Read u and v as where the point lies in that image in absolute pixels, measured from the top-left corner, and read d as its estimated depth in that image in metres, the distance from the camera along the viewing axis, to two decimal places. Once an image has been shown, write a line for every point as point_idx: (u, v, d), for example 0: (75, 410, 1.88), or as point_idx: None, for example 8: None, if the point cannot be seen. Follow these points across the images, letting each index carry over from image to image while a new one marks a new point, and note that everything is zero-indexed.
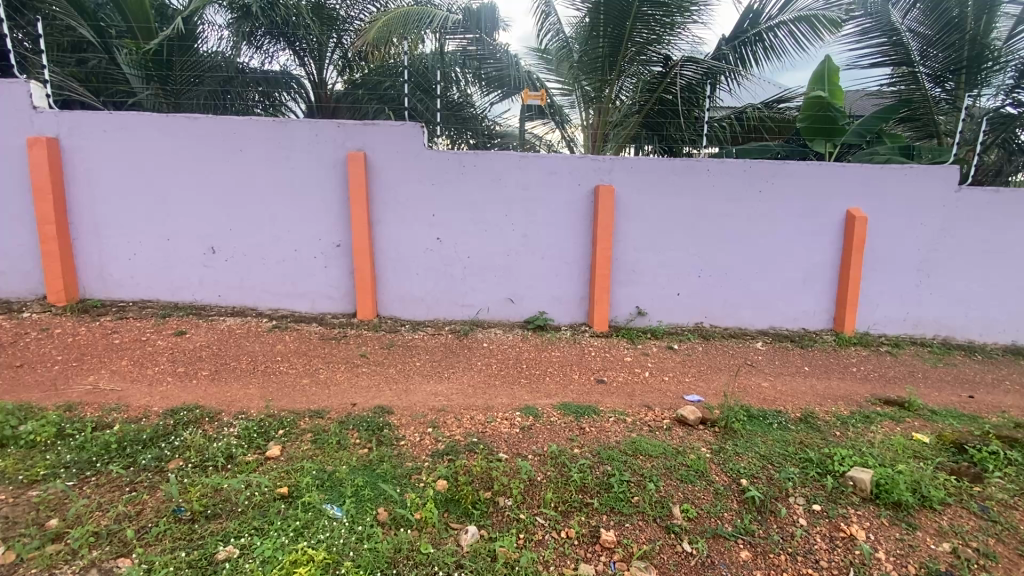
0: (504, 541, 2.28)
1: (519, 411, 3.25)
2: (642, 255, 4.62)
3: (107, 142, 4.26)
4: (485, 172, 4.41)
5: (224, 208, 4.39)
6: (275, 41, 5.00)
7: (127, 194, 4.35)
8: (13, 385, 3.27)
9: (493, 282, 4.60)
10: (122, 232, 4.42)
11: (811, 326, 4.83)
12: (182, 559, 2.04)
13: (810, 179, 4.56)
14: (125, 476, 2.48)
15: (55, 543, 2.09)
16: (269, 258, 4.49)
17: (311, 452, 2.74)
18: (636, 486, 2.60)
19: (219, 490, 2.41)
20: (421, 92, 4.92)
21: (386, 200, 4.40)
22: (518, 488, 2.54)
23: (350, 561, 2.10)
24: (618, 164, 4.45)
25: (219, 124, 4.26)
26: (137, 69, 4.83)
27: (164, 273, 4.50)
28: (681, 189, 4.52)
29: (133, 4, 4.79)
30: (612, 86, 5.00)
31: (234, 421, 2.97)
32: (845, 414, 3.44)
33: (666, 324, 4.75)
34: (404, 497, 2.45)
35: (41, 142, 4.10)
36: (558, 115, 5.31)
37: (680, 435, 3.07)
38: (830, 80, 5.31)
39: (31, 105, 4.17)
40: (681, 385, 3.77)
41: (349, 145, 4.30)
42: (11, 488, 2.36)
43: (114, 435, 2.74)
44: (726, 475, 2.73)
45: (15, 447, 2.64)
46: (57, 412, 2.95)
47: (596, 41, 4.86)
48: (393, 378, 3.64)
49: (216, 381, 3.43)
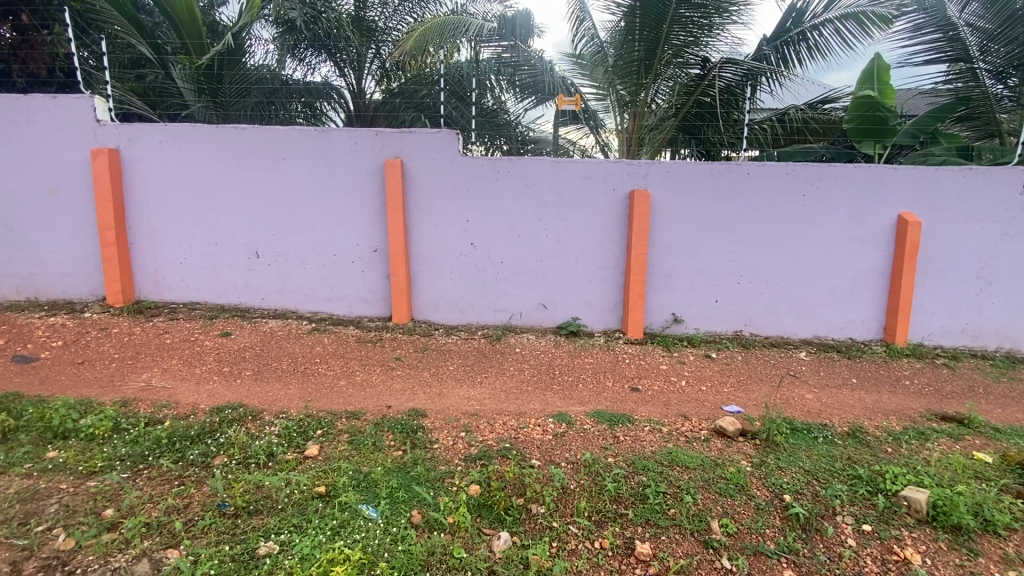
0: (537, 548, 2.26)
1: (551, 417, 3.21)
2: (678, 260, 4.52)
3: (163, 153, 4.50)
4: (518, 178, 4.42)
5: (268, 214, 4.56)
6: (317, 53, 5.16)
7: (179, 201, 4.58)
8: (75, 381, 3.49)
9: (526, 286, 4.59)
10: (175, 238, 4.65)
11: (859, 337, 4.61)
12: (226, 553, 2.12)
13: (858, 181, 4.37)
14: (175, 470, 2.60)
15: (111, 532, 2.21)
16: (309, 262, 4.63)
17: (348, 452, 2.79)
18: (672, 498, 2.54)
19: (260, 486, 2.48)
20: (456, 99, 4.90)
21: (421, 206, 4.47)
22: (551, 495, 2.52)
23: (384, 562, 2.12)
24: (653, 168, 4.37)
25: (263, 134, 4.44)
26: (191, 83, 5.01)
27: (212, 276, 4.69)
28: (720, 193, 4.41)
29: (186, 20, 4.82)
30: (648, 90, 4.94)
31: (275, 420, 3.06)
32: (898, 429, 3.25)
33: (703, 331, 4.63)
34: (437, 500, 2.47)
35: (104, 152, 4.37)
36: (593, 120, 5.30)
37: (719, 447, 2.97)
38: (880, 78, 5.10)
39: (94, 118, 4.45)
40: (719, 395, 3.65)
41: (386, 153, 4.40)
42: (71, 478, 2.52)
43: (165, 431, 2.87)
44: (768, 490, 2.63)
45: (76, 440, 2.82)
46: (113, 407, 3.12)
47: (631, 45, 4.82)
48: (427, 382, 3.67)
49: (259, 381, 3.56)
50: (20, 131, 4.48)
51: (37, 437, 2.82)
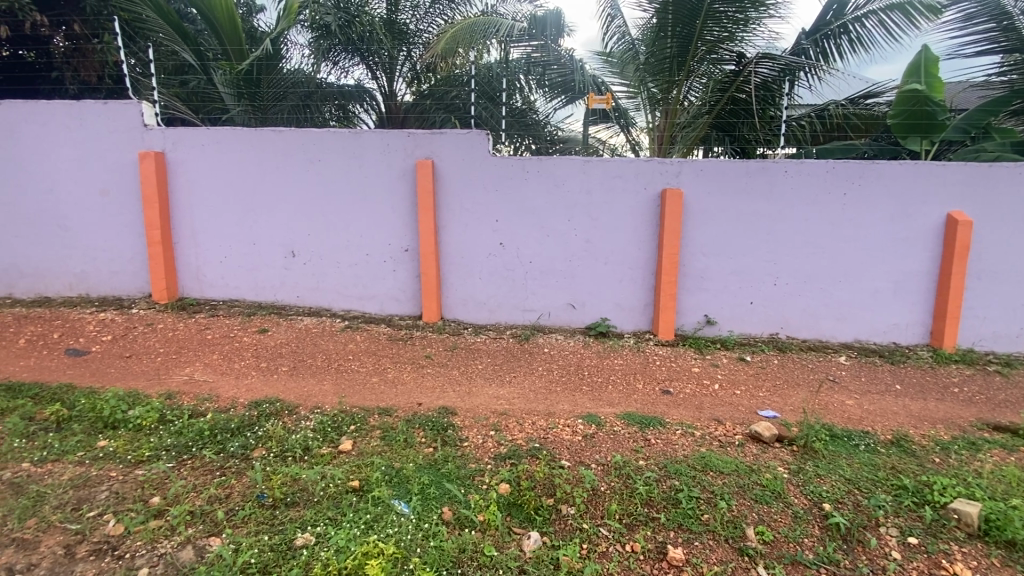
0: (567, 550, 2.25)
1: (581, 418, 3.19)
2: (711, 261, 4.43)
3: (205, 155, 4.68)
4: (548, 177, 4.41)
5: (303, 214, 4.69)
6: (350, 56, 5.26)
7: (220, 201, 4.74)
8: (124, 374, 3.66)
9: (555, 286, 4.58)
10: (215, 237, 4.82)
11: (903, 341, 4.42)
12: (265, 543, 2.19)
13: (904, 179, 4.18)
14: (216, 461, 2.69)
15: (157, 519, 2.30)
16: (343, 262, 4.73)
17: (380, 448, 2.84)
18: (706, 503, 2.49)
19: (297, 479, 2.55)
20: (486, 99, 4.95)
21: (451, 206, 4.51)
22: (581, 496, 2.50)
23: (417, 557, 2.15)
24: (686, 166, 4.29)
25: (300, 136, 4.56)
26: (231, 88, 5.19)
27: (250, 275, 4.85)
28: (756, 192, 4.30)
29: (227, 26, 5.00)
30: (680, 87, 4.86)
31: (310, 415, 3.14)
32: (946, 439, 3.10)
33: (737, 334, 4.51)
34: (468, 497, 2.48)
35: (151, 155, 4.57)
36: (623, 118, 5.25)
37: (754, 453, 2.90)
38: (928, 71, 4.87)
39: (142, 123, 4.66)
40: (754, 399, 3.55)
41: (418, 154, 4.46)
42: (120, 467, 2.64)
43: (207, 423, 2.99)
44: (807, 498, 2.55)
45: (125, 429, 2.95)
46: (159, 399, 3.26)
47: (664, 42, 4.72)
48: (456, 380, 3.71)
49: (295, 376, 3.66)
50: (74, 136, 4.72)
51: (89, 426, 2.97)
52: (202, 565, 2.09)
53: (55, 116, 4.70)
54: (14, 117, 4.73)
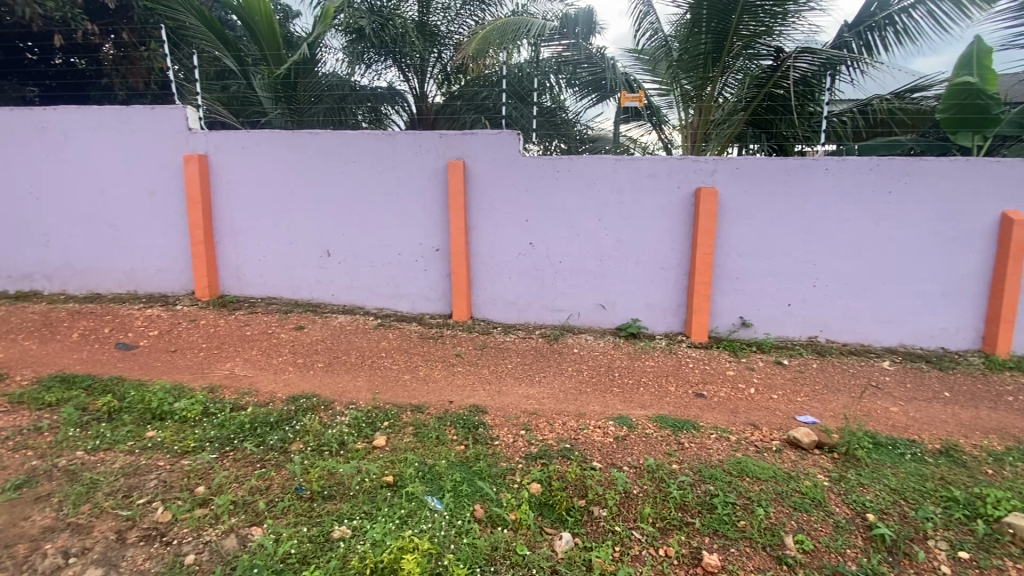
0: (600, 551, 2.24)
1: (612, 420, 3.16)
2: (747, 262, 4.32)
3: (245, 157, 4.84)
4: (579, 177, 4.39)
5: (338, 214, 4.79)
6: (383, 59, 5.35)
7: (258, 202, 4.90)
8: (170, 367, 3.83)
9: (585, 286, 4.55)
10: (255, 237, 4.97)
11: (952, 346, 4.22)
12: (304, 534, 2.25)
13: (954, 176, 3.99)
14: (256, 453, 2.78)
15: (202, 508, 2.40)
16: (375, 261, 4.82)
17: (413, 444, 2.88)
18: (742, 510, 2.43)
19: (334, 473, 2.61)
20: (517, 99, 5.03)
21: (482, 206, 4.54)
22: (613, 499, 2.48)
23: (451, 553, 2.17)
24: (721, 165, 4.20)
25: (335, 138, 4.67)
26: (269, 92, 5.36)
27: (287, 273, 4.99)
28: (795, 191, 4.17)
29: (266, 32, 5.15)
30: (715, 83, 4.75)
31: (345, 410, 3.21)
32: (1001, 450, 2.94)
33: (773, 337, 4.39)
34: (500, 496, 2.50)
35: (194, 158, 4.76)
36: (656, 116, 5.15)
37: (793, 459, 2.81)
38: (981, 63, 4.63)
39: (186, 126, 4.86)
40: (792, 404, 3.45)
41: (449, 155, 4.51)
42: (168, 456, 2.76)
43: (248, 416, 3.09)
44: (849, 507, 2.47)
45: (171, 421, 3.08)
46: (203, 392, 3.39)
47: (698, 38, 4.63)
48: (486, 379, 3.73)
49: (330, 372, 3.75)
50: (124, 139, 4.95)
51: (138, 417, 3.11)
52: (245, 553, 2.17)
53: (106, 121, 4.94)
54: (69, 123, 5.00)
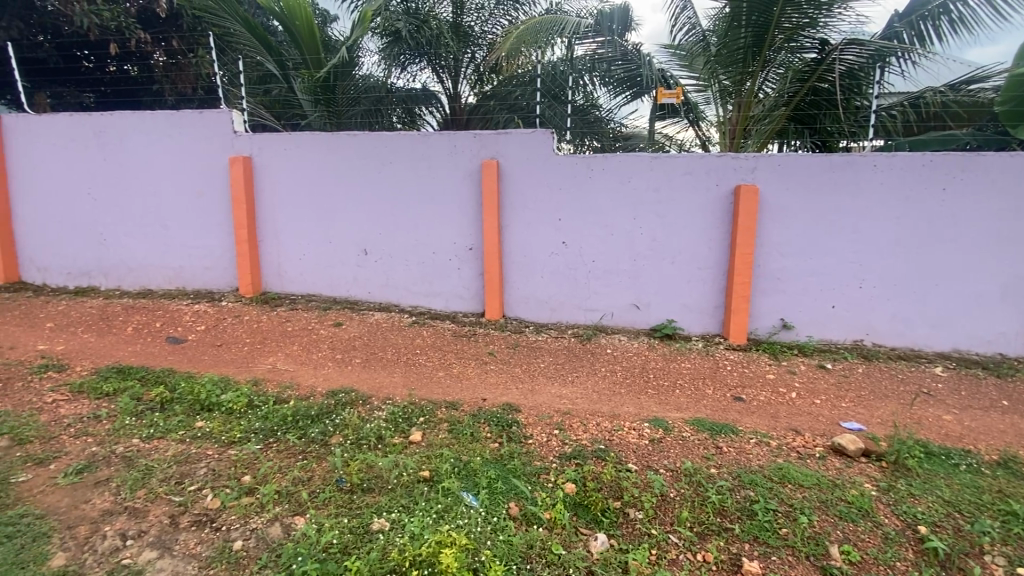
0: (637, 554, 2.21)
1: (647, 422, 3.11)
2: (788, 262, 4.18)
3: (286, 159, 5.00)
4: (614, 175, 4.35)
5: (375, 214, 4.90)
6: (418, 61, 5.42)
7: (298, 202, 5.05)
8: (217, 360, 4.00)
9: (619, 286, 4.50)
10: (295, 236, 5.13)
11: (1010, 352, 4.00)
12: (344, 525, 2.31)
13: (1015, 172, 3.77)
14: (299, 445, 2.88)
15: (249, 496, 2.50)
16: (410, 259, 4.90)
17: (448, 440, 2.92)
18: (785, 517, 2.36)
19: (373, 466, 2.68)
20: (550, 98, 4.98)
21: (515, 205, 4.55)
22: (649, 502, 2.45)
23: (487, 549, 2.19)
24: (762, 161, 4.09)
25: (372, 139, 4.78)
26: (308, 95, 5.51)
27: (326, 271, 5.13)
28: (841, 188, 4.02)
29: (307, 37, 5.30)
30: (755, 78, 4.62)
31: (382, 405, 3.28)
32: None
33: (816, 339, 4.24)
34: (535, 494, 2.51)
35: (239, 160, 4.94)
36: (693, 112, 5.06)
37: (837, 467, 2.71)
38: None
39: (232, 130, 5.06)
40: (836, 409, 3.33)
41: (483, 154, 4.54)
42: (216, 446, 2.88)
43: (290, 409, 3.20)
44: (898, 519, 2.37)
45: (219, 411, 3.22)
46: (248, 385, 3.53)
47: (738, 32, 4.46)
48: (519, 378, 3.74)
49: (367, 368, 3.84)
50: (175, 143, 5.19)
51: (188, 408, 3.27)
52: (289, 541, 2.25)
53: (158, 125, 5.19)
54: (125, 127, 5.27)
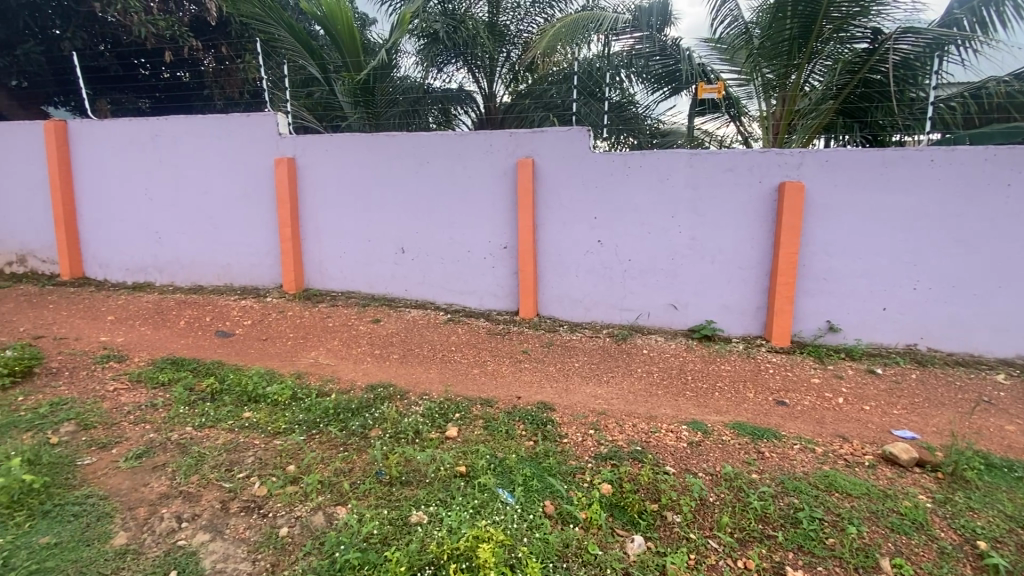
0: (675, 558, 2.18)
1: (685, 424, 3.06)
2: (835, 262, 4.02)
3: (328, 160, 5.15)
4: (652, 172, 4.28)
5: (412, 213, 4.99)
6: (454, 61, 5.48)
7: (339, 201, 5.19)
8: (263, 354, 4.16)
9: (656, 285, 4.43)
10: (335, 234, 5.28)
11: None
12: (384, 516, 2.37)
13: None
14: (340, 437, 2.97)
15: (293, 485, 2.60)
16: (446, 258, 4.96)
17: (484, 437, 2.96)
18: (831, 527, 2.28)
19: (411, 460, 2.74)
20: (586, 94, 5.01)
21: (550, 203, 4.54)
22: (688, 505, 2.41)
23: (524, 546, 2.20)
24: (808, 157, 3.94)
25: (410, 139, 4.87)
26: (348, 97, 5.67)
27: (364, 269, 5.26)
28: (894, 185, 3.83)
29: (347, 40, 5.41)
30: (801, 70, 4.43)
31: (419, 400, 3.35)
32: None
33: (865, 343, 4.05)
34: (570, 493, 2.50)
35: (284, 161, 5.12)
36: (734, 107, 4.92)
37: (888, 477, 2.59)
38: None
39: (277, 132, 5.25)
40: (887, 417, 3.18)
41: (519, 153, 4.55)
42: (262, 436, 3.01)
43: (332, 402, 3.30)
44: (955, 533, 2.25)
45: (265, 403, 3.36)
46: (292, 378, 3.67)
47: (783, 23, 4.28)
48: (553, 377, 3.74)
49: (404, 364, 3.92)
50: (224, 145, 5.43)
51: (236, 398, 3.42)
52: (332, 529, 2.32)
53: (209, 129, 5.44)
54: (179, 131, 5.55)
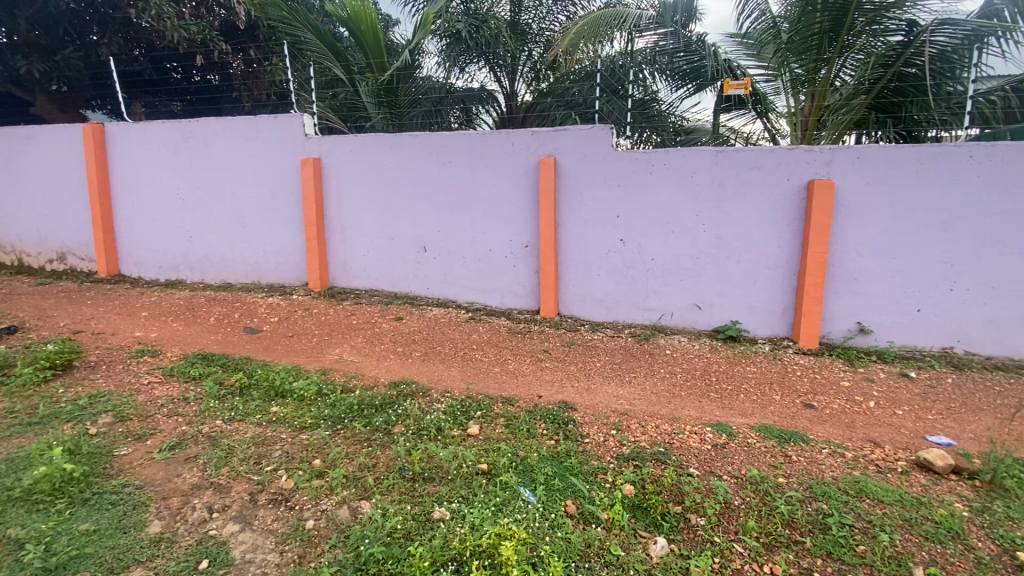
0: (699, 561, 2.15)
1: (709, 426, 3.02)
2: (866, 262, 3.90)
3: (352, 160, 5.22)
4: (676, 171, 4.23)
5: (434, 212, 5.03)
6: (475, 61, 5.49)
7: (362, 201, 5.27)
8: (289, 350, 4.26)
9: (679, 285, 4.37)
10: (359, 233, 5.36)
11: None
12: (407, 512, 2.40)
13: None
14: (364, 433, 3.02)
15: (319, 479, 2.65)
16: (468, 257, 4.99)
17: (505, 435, 2.97)
18: (861, 534, 2.22)
19: (434, 456, 2.77)
20: (610, 92, 5.01)
21: (572, 202, 4.53)
22: (712, 508, 2.38)
23: (545, 545, 2.20)
24: (839, 154, 3.83)
25: (433, 139, 4.91)
26: (371, 98, 5.73)
27: (387, 267, 5.32)
28: (930, 182, 3.70)
29: (371, 42, 5.48)
30: (832, 65, 4.30)
31: (441, 398, 3.38)
32: None
33: (898, 345, 3.93)
34: (592, 493, 2.49)
35: (310, 162, 5.22)
36: (761, 103, 4.81)
37: (922, 483, 2.51)
38: None
39: (303, 133, 5.36)
40: (921, 422, 3.07)
41: (541, 152, 4.54)
42: (289, 430, 3.08)
43: (356, 399, 3.36)
44: (993, 544, 2.17)
45: (292, 398, 3.44)
46: (317, 374, 3.75)
47: (812, 17, 4.16)
48: (574, 376, 3.72)
49: (426, 361, 3.96)
50: (252, 146, 5.56)
51: (264, 393, 3.51)
52: (356, 523, 2.36)
53: (238, 130, 5.58)
54: (209, 133, 5.70)
